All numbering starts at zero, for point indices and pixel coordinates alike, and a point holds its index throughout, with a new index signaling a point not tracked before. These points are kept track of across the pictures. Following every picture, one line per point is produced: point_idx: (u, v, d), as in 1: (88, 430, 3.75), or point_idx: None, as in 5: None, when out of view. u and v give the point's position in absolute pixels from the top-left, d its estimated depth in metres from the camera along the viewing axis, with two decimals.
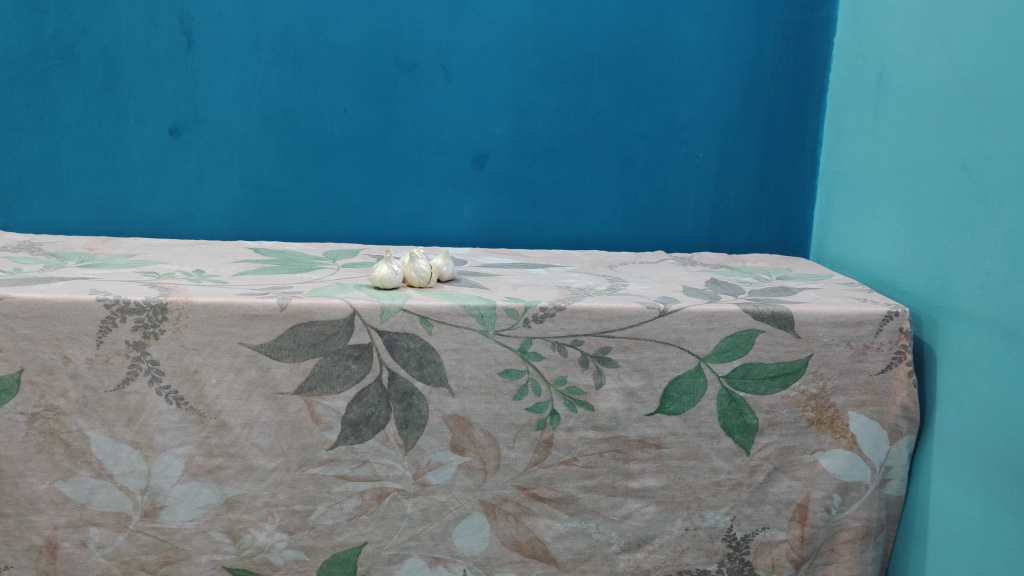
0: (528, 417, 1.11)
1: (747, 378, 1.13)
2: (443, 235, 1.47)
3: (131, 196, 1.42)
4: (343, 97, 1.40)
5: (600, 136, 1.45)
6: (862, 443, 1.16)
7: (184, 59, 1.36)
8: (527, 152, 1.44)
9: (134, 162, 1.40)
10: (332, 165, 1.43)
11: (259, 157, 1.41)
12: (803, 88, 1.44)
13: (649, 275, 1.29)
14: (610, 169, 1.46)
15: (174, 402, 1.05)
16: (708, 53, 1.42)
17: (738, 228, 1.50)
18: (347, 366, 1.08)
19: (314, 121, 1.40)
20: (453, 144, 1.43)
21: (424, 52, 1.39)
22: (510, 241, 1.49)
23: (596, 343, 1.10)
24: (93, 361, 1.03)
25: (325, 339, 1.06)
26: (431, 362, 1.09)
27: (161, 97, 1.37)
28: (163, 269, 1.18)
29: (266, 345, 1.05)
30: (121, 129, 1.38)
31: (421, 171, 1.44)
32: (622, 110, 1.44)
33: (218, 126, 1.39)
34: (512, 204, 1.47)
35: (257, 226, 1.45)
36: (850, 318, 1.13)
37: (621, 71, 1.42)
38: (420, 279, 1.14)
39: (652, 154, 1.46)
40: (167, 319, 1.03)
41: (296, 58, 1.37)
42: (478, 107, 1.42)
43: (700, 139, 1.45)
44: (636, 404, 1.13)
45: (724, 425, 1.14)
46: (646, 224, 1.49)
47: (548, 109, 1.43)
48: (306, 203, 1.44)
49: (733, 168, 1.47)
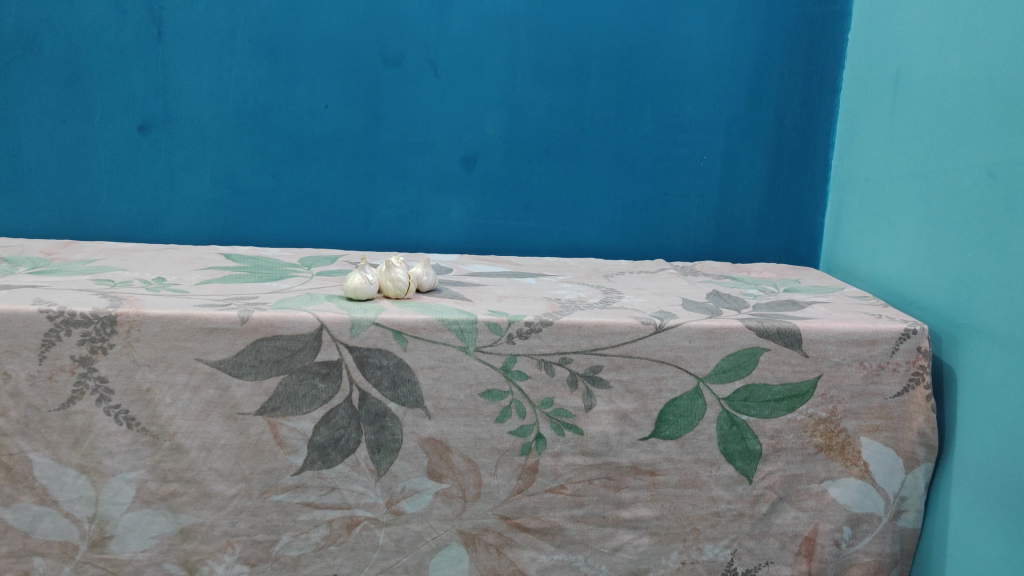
0: (511, 441, 1.03)
1: (750, 401, 1.04)
2: (430, 242, 1.38)
3: (96, 197, 1.32)
4: (325, 93, 1.31)
5: (598, 136, 1.36)
6: (875, 472, 1.07)
7: (154, 51, 1.27)
8: (519, 152, 1.35)
9: (101, 160, 1.31)
10: (312, 166, 1.34)
11: (234, 157, 1.32)
12: (815, 86, 1.36)
13: (647, 286, 1.20)
14: (609, 171, 1.37)
15: (124, 424, 0.97)
16: (713, 49, 1.33)
17: (743, 235, 1.41)
18: (314, 385, 0.99)
19: (292, 118, 1.31)
20: (442, 144, 1.34)
21: (411, 45, 1.30)
22: (501, 248, 1.39)
23: (585, 361, 1.01)
24: (35, 379, 0.94)
25: (290, 355, 0.98)
26: (406, 382, 1.00)
27: (129, 92, 1.28)
28: (120, 276, 1.08)
29: (226, 362, 0.97)
30: (86, 125, 1.29)
31: (406, 173, 1.34)
32: (622, 109, 1.35)
33: (189, 122, 1.30)
34: (503, 209, 1.37)
35: (232, 231, 1.35)
36: (863, 336, 1.04)
37: (622, 68, 1.33)
38: (397, 289, 1.05)
39: (653, 156, 1.37)
40: (116, 333, 0.95)
41: (274, 52, 1.28)
42: (468, 104, 1.32)
43: (705, 140, 1.37)
44: (629, 427, 1.04)
45: (724, 450, 1.05)
46: (646, 231, 1.40)
47: (543, 108, 1.34)
48: (283, 205, 1.35)
49: (739, 171, 1.38)
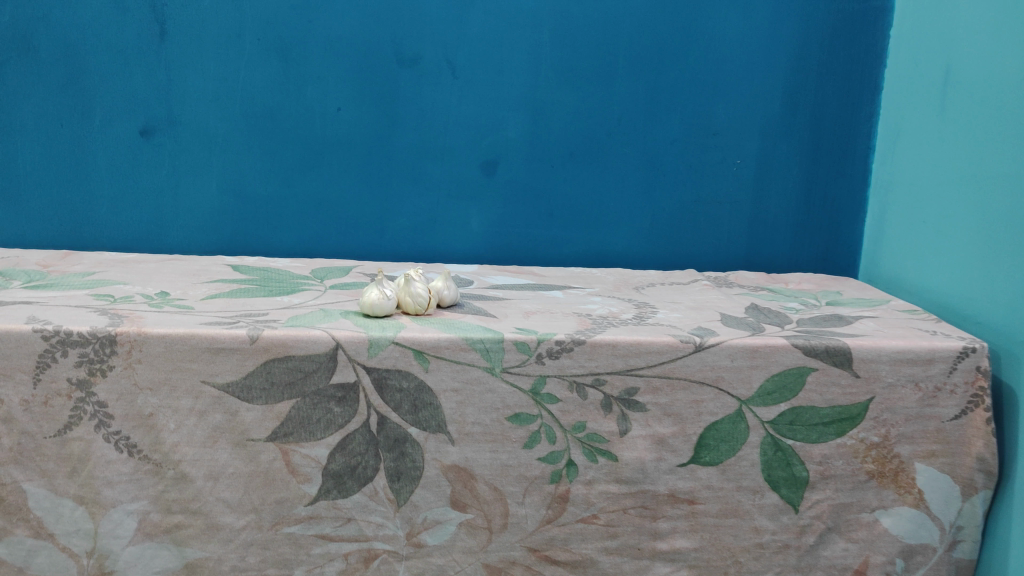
0: (541, 468, 0.96)
1: (797, 425, 0.97)
2: (448, 252, 1.31)
3: (97, 206, 1.25)
4: (336, 94, 1.24)
5: (626, 140, 1.29)
6: (930, 500, 0.99)
7: (156, 51, 1.20)
8: (543, 157, 1.28)
9: (101, 166, 1.24)
10: (324, 172, 1.27)
11: (241, 162, 1.25)
12: (856, 86, 1.29)
13: (681, 299, 1.13)
14: (637, 176, 1.30)
15: (125, 451, 0.90)
16: (747, 48, 1.27)
17: (778, 244, 1.34)
18: (329, 409, 0.92)
19: (302, 121, 1.24)
20: (461, 148, 1.27)
21: (429, 44, 1.23)
22: (523, 258, 1.32)
23: (620, 382, 0.94)
24: (29, 404, 0.88)
25: (303, 378, 0.91)
26: (428, 405, 0.93)
27: (130, 95, 1.21)
28: (121, 291, 1.01)
29: (234, 385, 0.90)
30: (86, 129, 1.22)
31: (422, 179, 1.27)
32: (651, 111, 1.28)
33: (194, 126, 1.23)
34: (525, 217, 1.30)
35: (239, 240, 1.28)
36: (918, 355, 0.96)
37: (651, 68, 1.26)
38: (416, 305, 0.98)
39: (683, 161, 1.30)
40: (116, 354, 0.88)
41: (284, 52, 1.22)
42: (489, 107, 1.25)
43: (738, 143, 1.30)
44: (667, 453, 0.96)
45: (768, 478, 0.98)
46: (676, 239, 1.33)
47: (567, 110, 1.27)
48: (293, 213, 1.28)
49: (774, 177, 1.31)
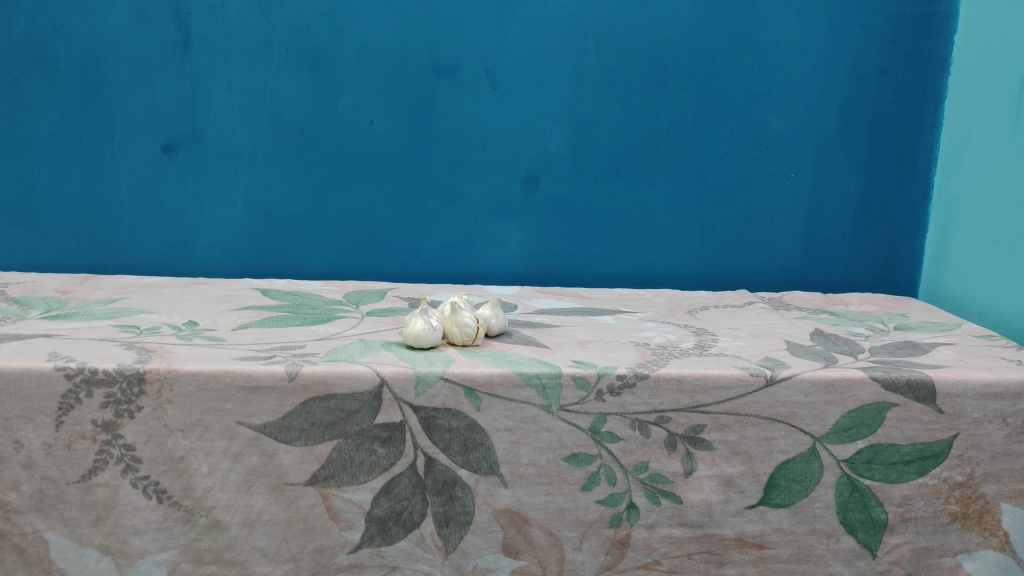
0: (599, 511, 0.89)
1: (875, 464, 0.89)
2: (487, 272, 1.25)
3: (117, 226, 1.19)
4: (369, 107, 1.17)
5: (674, 154, 1.23)
6: (1017, 543, 0.92)
7: (180, 63, 1.13)
8: (586, 172, 1.22)
9: (121, 185, 1.17)
10: (356, 188, 1.20)
11: (269, 179, 1.19)
12: (917, 95, 1.23)
13: (740, 325, 1.06)
14: (686, 193, 1.24)
15: (154, 497, 0.83)
16: (802, 55, 1.21)
17: (834, 260, 1.28)
18: (373, 451, 0.85)
19: (333, 136, 1.18)
20: (501, 163, 1.21)
21: (467, 54, 1.17)
22: (566, 278, 1.26)
23: (685, 419, 0.87)
24: (51, 448, 0.81)
25: (345, 417, 0.84)
26: (479, 446, 0.86)
27: (152, 109, 1.15)
28: (146, 320, 0.95)
29: (271, 426, 0.83)
30: (105, 146, 1.16)
31: (460, 197, 1.21)
32: (700, 122, 1.22)
33: (220, 142, 1.17)
34: (568, 234, 1.24)
35: (267, 261, 1.22)
36: (1006, 388, 0.89)
37: (700, 77, 1.21)
38: (464, 335, 0.91)
39: (733, 174, 1.24)
40: (145, 394, 0.81)
41: (314, 62, 1.15)
42: (531, 119, 1.20)
43: (792, 157, 1.24)
44: (735, 494, 0.89)
45: (844, 520, 0.91)
46: (726, 258, 1.27)
47: (612, 122, 1.21)
48: (324, 232, 1.21)
49: (830, 190, 1.26)
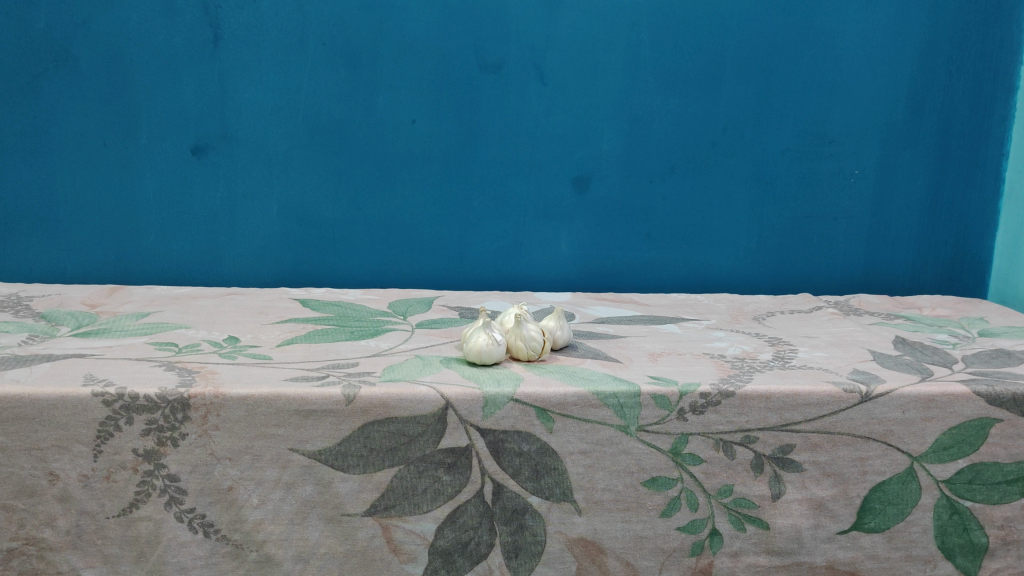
0: (680, 539, 0.82)
1: (976, 484, 0.83)
2: (536, 277, 1.19)
3: (144, 234, 1.12)
4: (411, 104, 1.11)
5: (732, 150, 1.16)
6: None
7: (210, 60, 1.06)
8: (639, 171, 1.16)
9: (148, 190, 1.10)
10: (397, 191, 1.13)
11: (304, 182, 1.12)
12: (988, 85, 1.16)
13: (815, 332, 0.99)
14: (744, 191, 1.18)
15: (200, 531, 0.76)
16: (867, 44, 1.14)
17: (899, 260, 1.22)
18: (437, 478, 0.78)
19: (373, 135, 1.11)
20: (550, 163, 1.15)
21: (514, 48, 1.10)
22: (617, 282, 1.20)
23: (773, 439, 0.81)
24: (89, 479, 0.74)
25: (408, 442, 0.77)
26: (551, 471, 0.79)
27: (180, 109, 1.07)
28: (184, 336, 0.88)
29: (327, 452, 0.76)
30: (130, 149, 1.09)
31: (508, 198, 1.15)
32: (759, 118, 1.16)
33: (252, 143, 1.09)
34: (619, 236, 1.18)
35: (302, 268, 1.15)
36: None
37: (760, 69, 1.14)
38: (530, 350, 0.84)
39: (794, 171, 1.18)
40: (190, 420, 0.74)
41: (352, 57, 1.08)
42: (582, 116, 1.14)
43: (856, 152, 1.17)
44: (826, 519, 0.82)
45: (942, 545, 0.84)
46: (785, 259, 1.21)
47: (667, 118, 1.15)
48: (363, 238, 1.15)
49: (896, 187, 1.19)
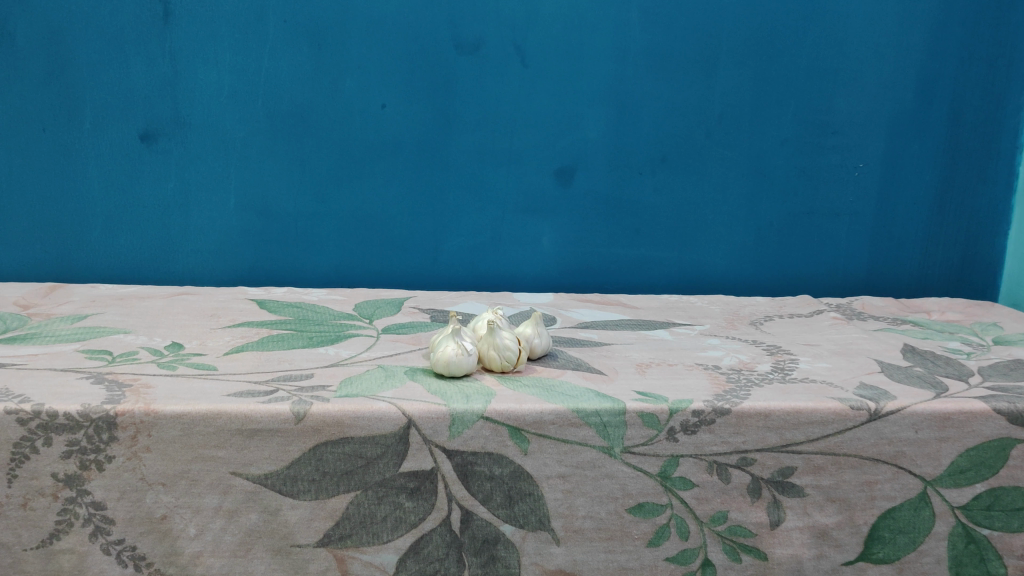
0: (668, 571, 0.74)
1: (995, 510, 0.75)
2: (516, 275, 1.11)
3: (89, 227, 1.03)
4: (381, 88, 1.02)
5: (727, 141, 1.08)
6: None
7: (159, 38, 0.97)
8: (627, 163, 1.08)
9: (93, 179, 1.01)
10: (365, 182, 1.05)
11: (264, 173, 1.03)
12: (1002, 73, 1.08)
13: (817, 338, 0.91)
14: (740, 185, 1.10)
15: (130, 565, 0.68)
16: (874, 28, 1.06)
17: (905, 259, 1.14)
18: (398, 504, 0.70)
19: (339, 122, 1.02)
20: (531, 153, 1.06)
21: (493, 28, 1.02)
22: (604, 282, 1.12)
23: (773, 461, 0.73)
24: (2, 508, 0.66)
25: (365, 465, 0.69)
26: (526, 496, 0.71)
27: (127, 92, 0.98)
28: (120, 342, 0.79)
29: (274, 476, 0.68)
30: (72, 135, 0.99)
31: (486, 191, 1.07)
32: (757, 107, 1.07)
33: (207, 129, 1.00)
34: (606, 233, 1.10)
35: (263, 265, 1.06)
36: None
37: (758, 54, 1.06)
38: (504, 361, 0.76)
39: (793, 164, 1.10)
40: (116, 441, 0.66)
41: (315, 36, 0.99)
42: (565, 103, 1.05)
43: (861, 143, 1.09)
44: (830, 549, 0.74)
45: None
46: (783, 258, 1.13)
47: (658, 105, 1.06)
48: (328, 232, 1.06)
49: (902, 181, 1.11)
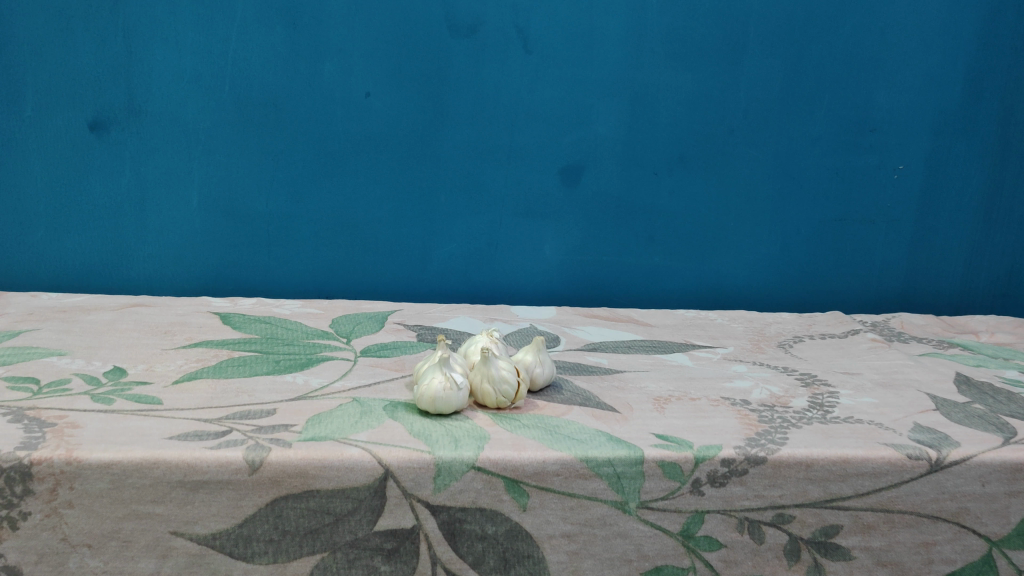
0: None
1: None
2: (515, 285, 1.00)
3: (34, 227, 0.91)
4: (366, 74, 0.90)
5: (753, 138, 0.97)
6: None
7: (111, 13, 0.85)
8: (641, 162, 0.97)
9: (37, 173, 0.89)
10: (347, 179, 0.93)
11: (232, 169, 0.91)
12: None
13: (856, 365, 0.80)
14: (765, 187, 0.99)
15: None
16: (921, 13, 0.95)
17: (946, 272, 1.03)
18: (373, 568, 0.59)
19: (318, 112, 0.91)
20: (534, 149, 0.95)
21: (492, 7, 0.90)
22: (612, 293, 1.01)
23: (814, 519, 0.62)
24: None
25: (334, 522, 0.58)
26: (525, 558, 0.60)
27: (75, 74, 0.87)
28: (51, 366, 0.68)
29: (224, 536, 0.57)
30: (13, 123, 0.88)
31: (482, 191, 0.95)
32: (787, 100, 0.96)
33: (167, 118, 0.89)
34: (616, 239, 0.99)
35: (231, 272, 0.95)
36: None
37: (790, 41, 0.95)
38: (500, 397, 0.65)
39: (826, 165, 0.98)
40: (33, 494, 0.55)
41: (291, 14, 0.88)
42: (573, 93, 0.94)
43: (901, 143, 0.98)
44: None
45: None
46: (811, 269, 1.02)
47: (676, 97, 0.95)
48: (305, 236, 0.95)
49: (945, 185, 1.00)
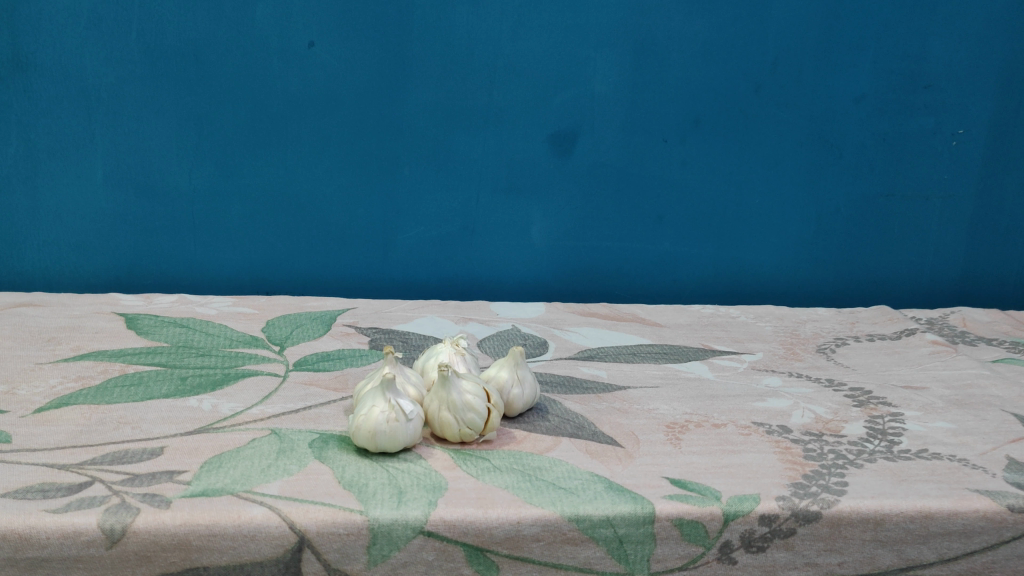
0: None
1: None
2: (498, 277, 0.84)
3: None
4: (311, 19, 0.74)
5: (781, 97, 0.81)
6: None
7: None
8: (647, 126, 0.80)
9: None
10: (292, 148, 0.77)
11: (148, 136, 0.75)
12: None
13: (920, 374, 0.65)
14: (795, 156, 0.83)
15: None
16: None
17: (1009, 256, 0.88)
18: None
19: (254, 65, 0.75)
20: (517, 110, 0.79)
21: None
22: (613, 285, 0.85)
23: None
24: None
25: None
26: None
27: None
28: None
29: None
30: None
31: (455, 162, 0.79)
32: (823, 50, 0.80)
33: (62, 74, 0.73)
34: (617, 220, 0.83)
35: (152, 262, 0.79)
36: None
37: None
38: (465, 429, 0.49)
39: (869, 129, 0.83)
40: None
41: None
42: (565, 43, 0.77)
43: (959, 102, 0.83)
44: None
45: None
46: (849, 254, 0.86)
47: (689, 46, 0.79)
48: (243, 218, 0.79)
49: (1009, 154, 0.85)
